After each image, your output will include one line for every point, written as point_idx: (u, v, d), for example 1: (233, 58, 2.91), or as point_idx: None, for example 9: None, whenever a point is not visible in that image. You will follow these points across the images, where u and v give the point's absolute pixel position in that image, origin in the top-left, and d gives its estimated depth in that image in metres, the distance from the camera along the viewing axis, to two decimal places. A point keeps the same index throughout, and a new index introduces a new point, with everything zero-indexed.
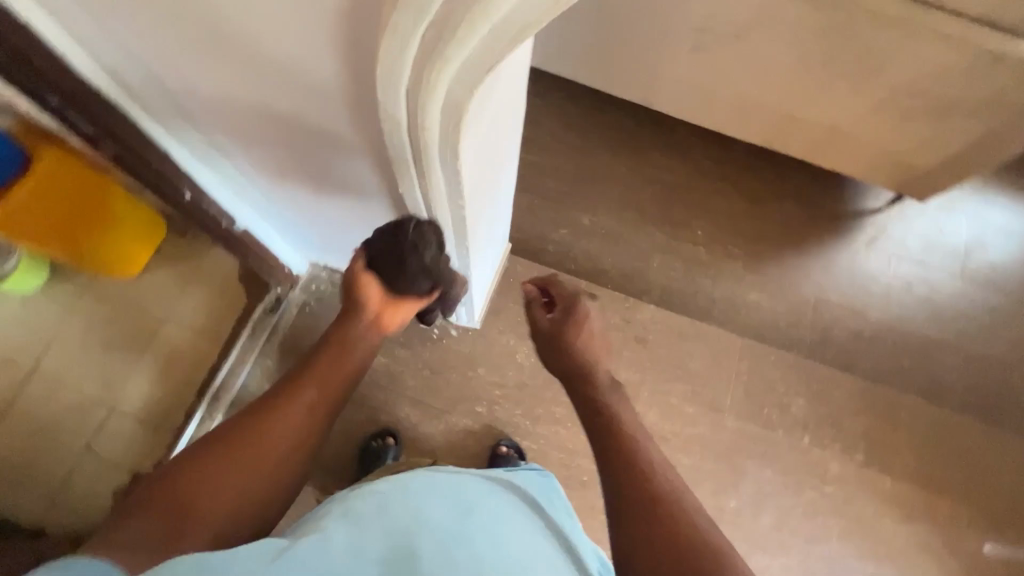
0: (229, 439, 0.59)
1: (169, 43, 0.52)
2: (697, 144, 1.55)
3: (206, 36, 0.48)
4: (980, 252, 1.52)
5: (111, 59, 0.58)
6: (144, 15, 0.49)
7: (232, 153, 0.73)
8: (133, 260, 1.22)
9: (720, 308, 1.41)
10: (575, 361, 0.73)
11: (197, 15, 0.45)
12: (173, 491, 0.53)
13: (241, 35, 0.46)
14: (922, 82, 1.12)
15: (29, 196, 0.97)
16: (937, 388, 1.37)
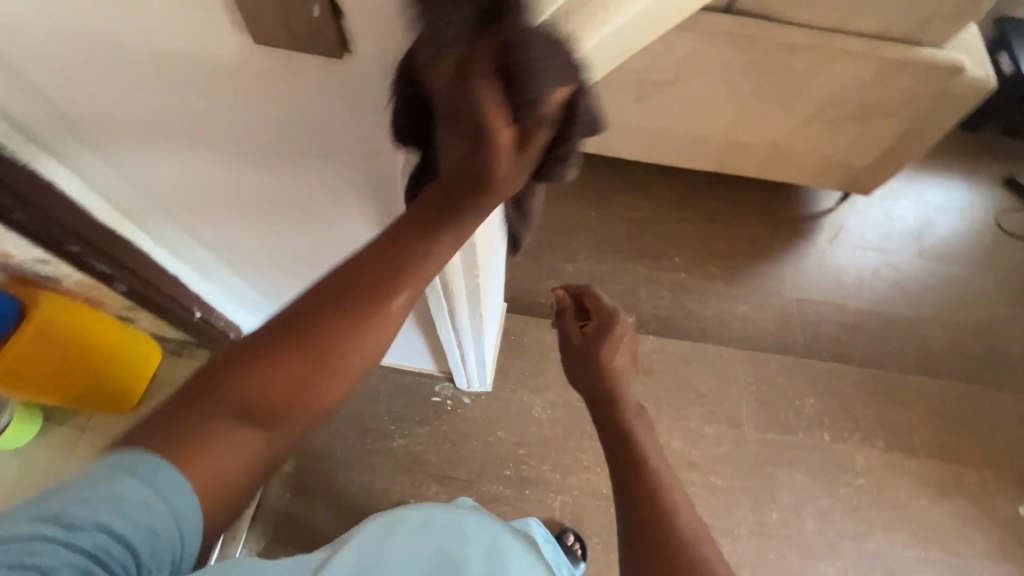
0: (292, 335, 0.39)
1: (192, 173, 0.56)
2: (655, 180, 1.66)
3: (231, 160, 0.53)
4: (929, 230, 1.65)
5: (128, 198, 0.62)
6: (170, 152, 0.53)
7: (241, 266, 0.76)
8: (133, 392, 1.21)
9: (713, 326, 1.46)
10: (599, 376, 0.61)
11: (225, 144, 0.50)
12: (229, 390, 0.39)
13: (266, 155, 0.51)
14: (842, 93, 1.26)
15: (29, 346, 0.98)
16: (929, 362, 1.44)
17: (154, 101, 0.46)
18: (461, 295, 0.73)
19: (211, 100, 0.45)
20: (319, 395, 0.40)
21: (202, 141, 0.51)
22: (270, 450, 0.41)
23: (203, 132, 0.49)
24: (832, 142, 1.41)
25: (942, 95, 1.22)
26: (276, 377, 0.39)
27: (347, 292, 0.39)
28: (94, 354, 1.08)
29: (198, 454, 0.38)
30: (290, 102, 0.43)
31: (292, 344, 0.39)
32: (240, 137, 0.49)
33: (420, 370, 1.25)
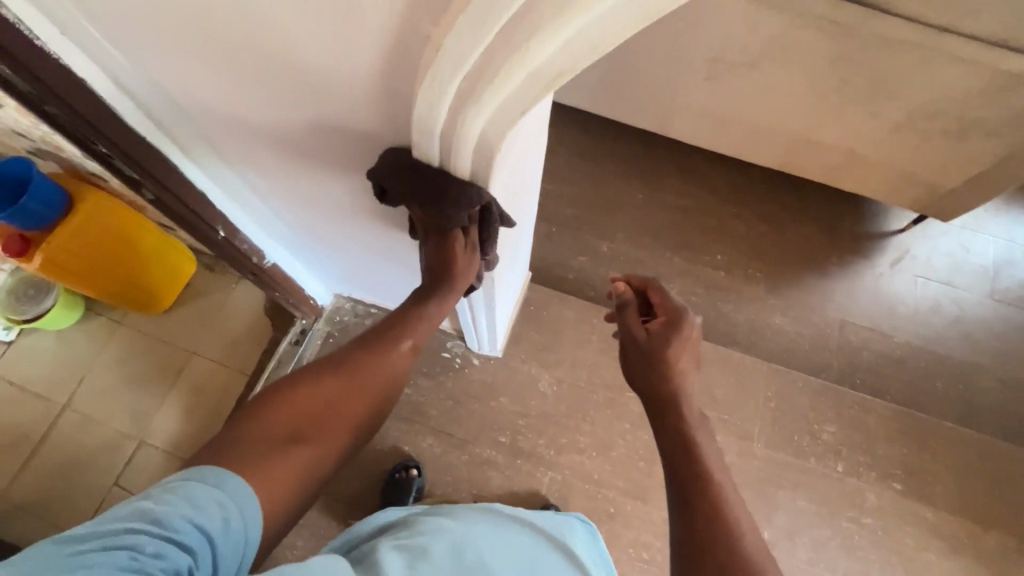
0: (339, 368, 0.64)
1: (213, 88, 0.55)
2: (713, 169, 1.56)
3: (251, 81, 0.51)
4: (1010, 271, 1.49)
5: (156, 108, 0.62)
6: (193, 64, 0.52)
7: (264, 192, 0.76)
8: (165, 299, 1.26)
9: (743, 332, 1.39)
10: (659, 368, 0.64)
11: (245, 64, 0.49)
12: (285, 413, 0.59)
13: (283, 80, 0.49)
14: (940, 103, 1.13)
15: (71, 238, 1.03)
16: (973, 412, 1.33)
17: (173, 7, 0.44)
18: None
19: (226, 10, 0.43)
20: (361, 399, 0.64)
21: (221, 57, 0.49)
22: (316, 460, 0.59)
23: (225, 50, 0.48)
24: (916, 157, 1.27)
25: None
26: (306, 403, 0.60)
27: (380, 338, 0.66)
28: (133, 256, 1.13)
29: (262, 474, 0.54)
30: (301, 19, 0.40)
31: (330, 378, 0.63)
32: (254, 58, 0.47)
33: None
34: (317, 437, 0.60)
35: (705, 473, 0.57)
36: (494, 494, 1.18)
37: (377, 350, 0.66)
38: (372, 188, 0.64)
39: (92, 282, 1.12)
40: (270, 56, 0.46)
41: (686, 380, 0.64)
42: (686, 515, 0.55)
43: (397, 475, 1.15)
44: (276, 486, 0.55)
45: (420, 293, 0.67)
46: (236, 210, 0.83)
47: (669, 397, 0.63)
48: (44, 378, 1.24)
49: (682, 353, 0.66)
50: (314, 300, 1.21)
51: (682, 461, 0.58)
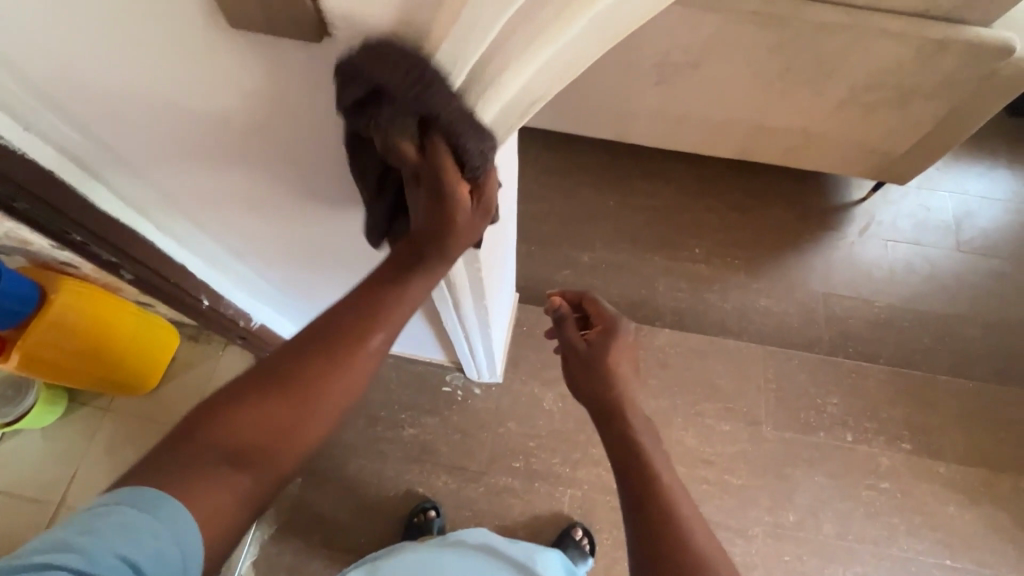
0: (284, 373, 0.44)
1: (186, 159, 0.55)
2: (676, 167, 1.61)
3: (225, 147, 0.52)
4: (969, 222, 1.56)
5: (128, 186, 0.61)
6: (162, 139, 0.52)
7: (246, 254, 0.76)
8: (150, 376, 1.22)
9: (733, 320, 1.42)
10: (603, 377, 0.66)
11: (218, 132, 0.49)
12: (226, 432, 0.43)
13: (258, 141, 0.49)
14: (877, 77, 1.19)
15: (48, 330, 1.00)
16: (964, 361, 1.36)
17: (144, 92, 0.46)
18: (464, 287, 0.71)
19: (197, 88, 0.44)
20: (328, 407, 0.45)
21: (195, 133, 0.50)
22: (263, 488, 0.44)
23: (197, 122, 0.48)
24: (865, 129, 1.33)
25: (986, 78, 1.15)
26: (270, 414, 0.44)
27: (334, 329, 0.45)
28: (115, 338, 1.11)
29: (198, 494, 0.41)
30: (273, 84, 0.42)
31: (282, 386, 0.44)
32: (228, 129, 0.49)
33: (430, 360, 1.25)
34: (274, 452, 0.44)
35: (653, 475, 0.58)
36: (517, 521, 1.16)
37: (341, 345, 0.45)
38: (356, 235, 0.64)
39: (73, 370, 1.09)
40: (244, 121, 0.47)
41: (627, 387, 0.66)
42: (638, 525, 0.55)
43: (415, 518, 1.13)
44: (219, 521, 0.42)
45: (395, 261, 0.46)
46: (218, 276, 0.82)
47: (615, 405, 0.65)
48: (33, 482, 1.19)
49: (623, 358, 0.68)
50: None
51: (634, 468, 0.59)
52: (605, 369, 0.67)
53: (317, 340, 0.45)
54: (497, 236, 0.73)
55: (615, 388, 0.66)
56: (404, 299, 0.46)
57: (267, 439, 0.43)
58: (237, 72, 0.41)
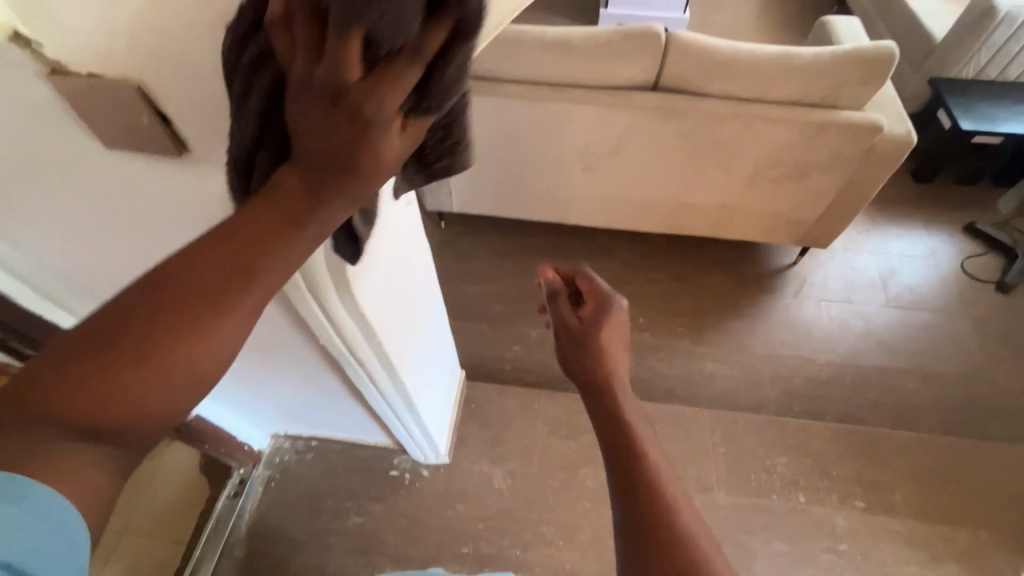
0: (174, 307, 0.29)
1: (101, 259, 0.62)
2: (617, 244, 1.72)
3: (132, 248, 0.59)
4: (895, 279, 1.66)
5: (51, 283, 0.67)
6: (75, 243, 0.59)
7: None
8: None
9: (681, 385, 1.44)
10: (598, 361, 0.53)
11: (124, 236, 0.56)
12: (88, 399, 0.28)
13: (159, 241, 0.57)
14: (773, 156, 1.33)
15: None
16: (908, 413, 1.39)
17: (52, 206, 0.52)
18: (375, 363, 0.74)
19: (97, 200, 0.50)
20: (194, 372, 0.31)
21: (104, 234, 0.56)
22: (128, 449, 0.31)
23: (103, 229, 0.55)
24: (777, 201, 1.46)
25: (867, 152, 1.29)
26: (122, 383, 0.29)
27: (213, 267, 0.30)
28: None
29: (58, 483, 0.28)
30: (159, 191, 0.48)
31: (120, 351, 0.29)
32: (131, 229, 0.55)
33: (376, 443, 1.25)
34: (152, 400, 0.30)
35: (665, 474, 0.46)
36: None
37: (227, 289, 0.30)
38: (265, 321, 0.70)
39: None
40: (144, 227, 0.54)
41: (622, 371, 0.54)
42: (636, 548, 0.43)
43: None
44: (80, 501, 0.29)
45: (277, 188, 0.31)
46: None
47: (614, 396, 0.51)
48: None
49: (616, 342, 0.56)
50: (249, 444, 1.20)
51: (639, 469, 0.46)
52: (597, 353, 0.54)
53: (189, 275, 0.30)
54: (410, 313, 0.78)
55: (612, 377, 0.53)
56: (295, 253, 0.32)
57: (117, 415, 0.29)
58: (127, 185, 0.47)
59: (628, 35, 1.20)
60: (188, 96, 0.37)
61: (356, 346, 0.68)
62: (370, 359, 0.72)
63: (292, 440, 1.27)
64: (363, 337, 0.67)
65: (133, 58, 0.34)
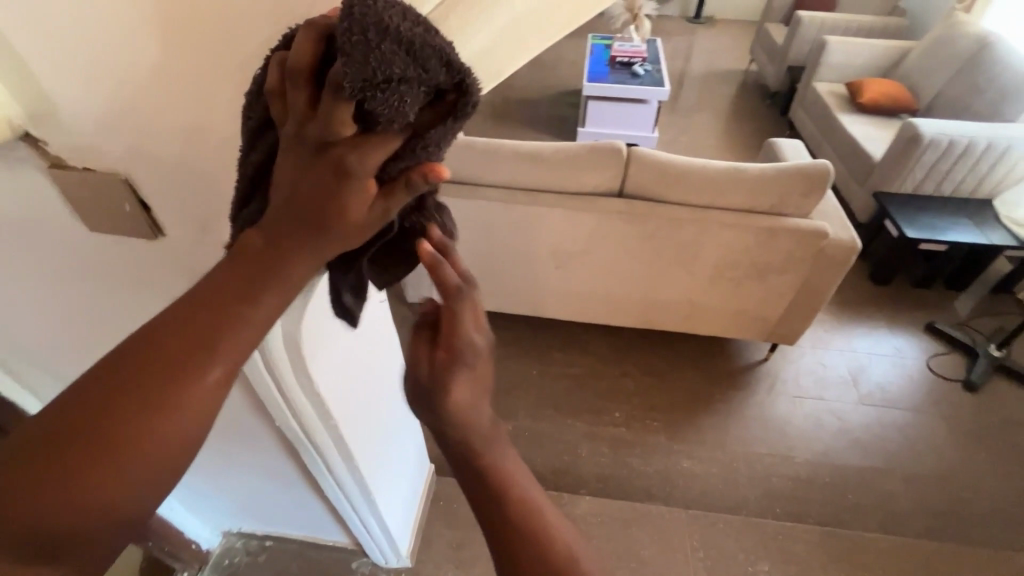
0: (138, 368, 0.32)
1: (68, 337, 0.62)
2: (592, 338, 1.76)
3: (99, 327, 0.60)
4: (865, 376, 1.69)
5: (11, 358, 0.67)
6: (43, 320, 0.60)
7: None
8: None
9: (657, 484, 1.40)
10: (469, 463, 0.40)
11: (92, 315, 0.58)
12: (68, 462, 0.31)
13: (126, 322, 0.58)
14: (733, 257, 1.43)
15: None
16: (890, 516, 1.35)
17: (25, 289, 0.55)
18: (333, 449, 0.73)
19: (71, 284, 0.53)
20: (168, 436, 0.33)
21: (69, 317, 0.59)
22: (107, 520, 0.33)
23: (73, 308, 0.57)
24: (741, 299, 1.53)
25: (818, 254, 1.39)
26: (84, 483, 0.31)
27: (162, 359, 0.32)
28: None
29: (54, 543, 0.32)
30: (131, 278, 0.52)
31: (81, 424, 0.31)
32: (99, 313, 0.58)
33: (334, 543, 1.17)
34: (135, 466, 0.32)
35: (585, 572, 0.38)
36: None
37: (179, 371, 0.32)
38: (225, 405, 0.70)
39: None
40: (111, 306, 0.56)
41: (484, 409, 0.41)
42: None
43: None
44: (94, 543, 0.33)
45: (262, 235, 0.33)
46: None
47: (507, 495, 0.39)
48: None
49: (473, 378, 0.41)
50: (196, 544, 1.12)
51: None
52: (474, 448, 0.40)
53: (153, 359, 0.32)
54: (371, 397, 0.78)
55: (500, 470, 0.40)
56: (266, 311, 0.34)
57: (81, 515, 0.31)
58: (101, 270, 0.51)
59: (593, 150, 1.35)
60: (171, 190, 0.43)
61: (313, 431, 0.68)
62: (327, 444, 0.71)
63: (244, 539, 1.19)
64: (319, 419, 0.67)
65: (128, 158, 0.40)
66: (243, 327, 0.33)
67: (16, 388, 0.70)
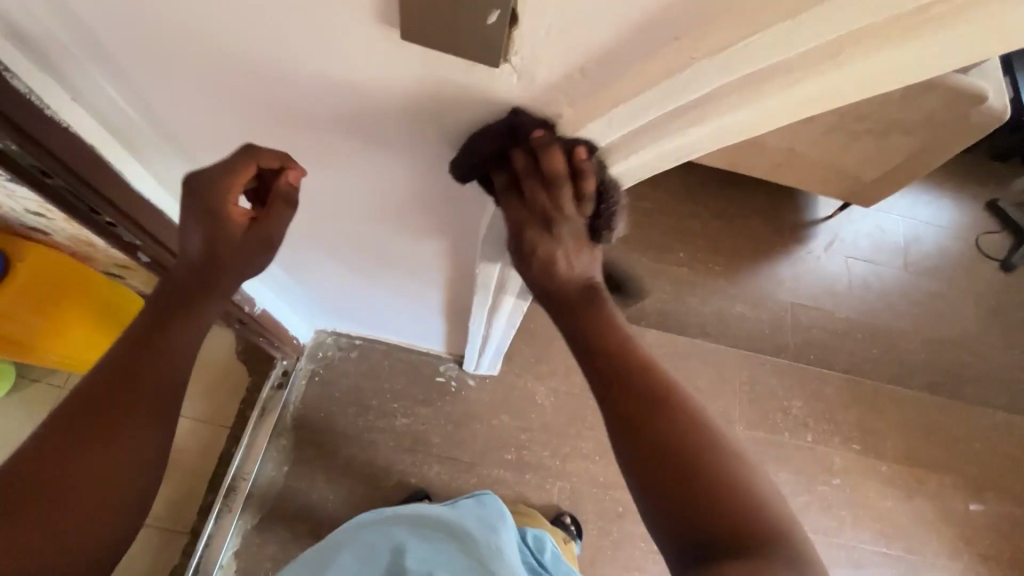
0: (135, 351, 0.48)
1: (253, 110, 0.49)
2: (665, 171, 1.66)
3: (301, 110, 0.48)
4: (916, 244, 1.72)
5: (169, 134, 0.55)
6: (233, 80, 0.46)
7: None
8: (91, 346, 1.04)
9: (712, 324, 1.48)
10: (674, 412, 0.43)
11: (310, 98, 0.46)
12: (87, 418, 0.45)
13: (358, 118, 0.47)
14: (867, 107, 1.25)
15: (22, 296, 0.93)
16: (905, 372, 1.51)
17: (238, 37, 0.40)
18: (513, 297, 0.72)
19: (313, 52, 0.40)
20: (156, 388, 0.48)
21: (281, 86, 0.45)
22: (123, 453, 0.45)
23: (287, 78, 0.44)
24: (848, 153, 1.40)
25: (960, 120, 1.24)
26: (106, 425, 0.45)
27: (107, 393, 0.46)
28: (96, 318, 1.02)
29: (95, 461, 0.44)
30: (398, 85, 0.42)
31: (99, 390, 0.46)
32: (319, 108, 0.47)
33: (427, 349, 1.26)
34: (131, 407, 0.46)
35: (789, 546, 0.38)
36: None
37: (128, 384, 0.46)
38: (416, 236, 0.67)
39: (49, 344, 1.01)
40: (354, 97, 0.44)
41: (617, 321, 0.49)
42: (665, 449, 0.42)
43: None
44: (121, 466, 0.45)
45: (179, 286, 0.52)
46: None
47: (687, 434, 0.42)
48: None
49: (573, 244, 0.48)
50: (296, 338, 1.17)
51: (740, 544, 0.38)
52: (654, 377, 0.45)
53: (138, 345, 0.48)
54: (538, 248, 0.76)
55: (719, 453, 0.42)
56: (203, 310, 0.52)
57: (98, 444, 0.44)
58: (371, 62, 0.40)
59: None
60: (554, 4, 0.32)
61: (509, 279, 0.67)
62: (510, 295, 0.72)
63: (334, 337, 1.25)
64: (525, 272, 0.66)
65: None
66: (189, 318, 0.51)
67: (153, 153, 0.57)
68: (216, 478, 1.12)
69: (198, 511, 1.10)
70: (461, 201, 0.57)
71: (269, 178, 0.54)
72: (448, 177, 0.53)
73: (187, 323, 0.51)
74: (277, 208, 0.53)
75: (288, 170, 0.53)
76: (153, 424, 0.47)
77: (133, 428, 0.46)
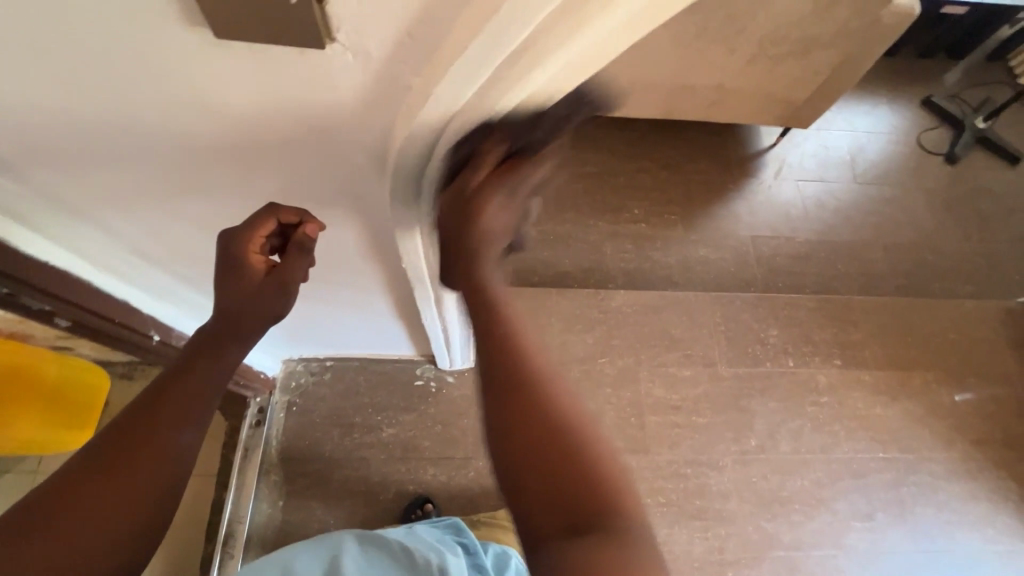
0: (148, 399, 0.47)
1: (118, 148, 0.47)
2: (605, 133, 1.65)
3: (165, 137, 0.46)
4: (861, 155, 1.74)
5: (46, 194, 0.52)
6: (82, 122, 0.43)
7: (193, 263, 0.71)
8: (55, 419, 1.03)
9: (678, 273, 1.49)
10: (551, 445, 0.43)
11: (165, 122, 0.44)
12: (88, 468, 0.43)
13: (222, 132, 0.45)
14: (782, 30, 1.26)
15: None
16: (871, 281, 1.54)
17: (63, 73, 0.38)
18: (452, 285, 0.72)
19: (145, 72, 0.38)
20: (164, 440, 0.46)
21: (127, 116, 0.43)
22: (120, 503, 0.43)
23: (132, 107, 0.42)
24: (775, 79, 1.41)
25: (873, 24, 1.25)
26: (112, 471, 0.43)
27: (119, 436, 0.45)
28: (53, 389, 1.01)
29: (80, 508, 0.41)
30: (242, 91, 0.40)
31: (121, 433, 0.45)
32: (177, 133, 0.45)
33: (399, 356, 1.25)
34: (127, 453, 0.44)
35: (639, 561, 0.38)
36: None
37: (140, 428, 0.46)
38: (338, 245, 0.66)
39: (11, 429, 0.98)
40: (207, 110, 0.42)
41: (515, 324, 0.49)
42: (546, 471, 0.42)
43: (413, 515, 1.13)
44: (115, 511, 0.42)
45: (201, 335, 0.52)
46: (139, 292, 0.76)
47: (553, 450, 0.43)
48: None
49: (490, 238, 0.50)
50: (264, 373, 1.15)
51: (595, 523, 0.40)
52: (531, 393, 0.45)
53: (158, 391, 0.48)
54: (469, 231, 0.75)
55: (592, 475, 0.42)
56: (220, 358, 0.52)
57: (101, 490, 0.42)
58: (204, 73, 0.38)
59: None
60: None
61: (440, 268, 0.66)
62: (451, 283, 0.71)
63: (303, 363, 1.24)
64: None
65: None
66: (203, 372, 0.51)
67: (36, 217, 0.55)
68: (212, 527, 1.11)
69: (201, 563, 1.10)
70: (363, 200, 0.56)
71: (291, 230, 0.55)
72: (341, 178, 0.52)
73: (203, 372, 0.50)
74: (293, 255, 0.54)
75: (307, 222, 0.54)
76: (154, 472, 0.45)
77: (128, 473, 0.44)
